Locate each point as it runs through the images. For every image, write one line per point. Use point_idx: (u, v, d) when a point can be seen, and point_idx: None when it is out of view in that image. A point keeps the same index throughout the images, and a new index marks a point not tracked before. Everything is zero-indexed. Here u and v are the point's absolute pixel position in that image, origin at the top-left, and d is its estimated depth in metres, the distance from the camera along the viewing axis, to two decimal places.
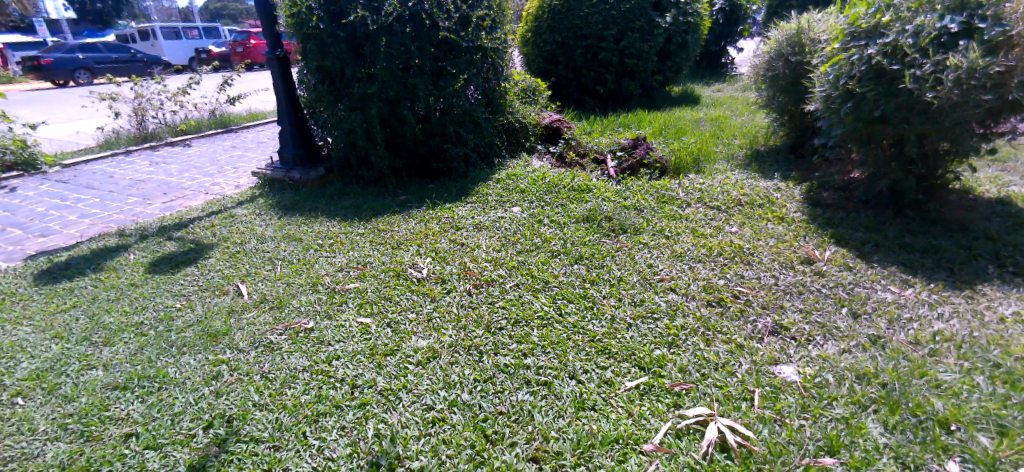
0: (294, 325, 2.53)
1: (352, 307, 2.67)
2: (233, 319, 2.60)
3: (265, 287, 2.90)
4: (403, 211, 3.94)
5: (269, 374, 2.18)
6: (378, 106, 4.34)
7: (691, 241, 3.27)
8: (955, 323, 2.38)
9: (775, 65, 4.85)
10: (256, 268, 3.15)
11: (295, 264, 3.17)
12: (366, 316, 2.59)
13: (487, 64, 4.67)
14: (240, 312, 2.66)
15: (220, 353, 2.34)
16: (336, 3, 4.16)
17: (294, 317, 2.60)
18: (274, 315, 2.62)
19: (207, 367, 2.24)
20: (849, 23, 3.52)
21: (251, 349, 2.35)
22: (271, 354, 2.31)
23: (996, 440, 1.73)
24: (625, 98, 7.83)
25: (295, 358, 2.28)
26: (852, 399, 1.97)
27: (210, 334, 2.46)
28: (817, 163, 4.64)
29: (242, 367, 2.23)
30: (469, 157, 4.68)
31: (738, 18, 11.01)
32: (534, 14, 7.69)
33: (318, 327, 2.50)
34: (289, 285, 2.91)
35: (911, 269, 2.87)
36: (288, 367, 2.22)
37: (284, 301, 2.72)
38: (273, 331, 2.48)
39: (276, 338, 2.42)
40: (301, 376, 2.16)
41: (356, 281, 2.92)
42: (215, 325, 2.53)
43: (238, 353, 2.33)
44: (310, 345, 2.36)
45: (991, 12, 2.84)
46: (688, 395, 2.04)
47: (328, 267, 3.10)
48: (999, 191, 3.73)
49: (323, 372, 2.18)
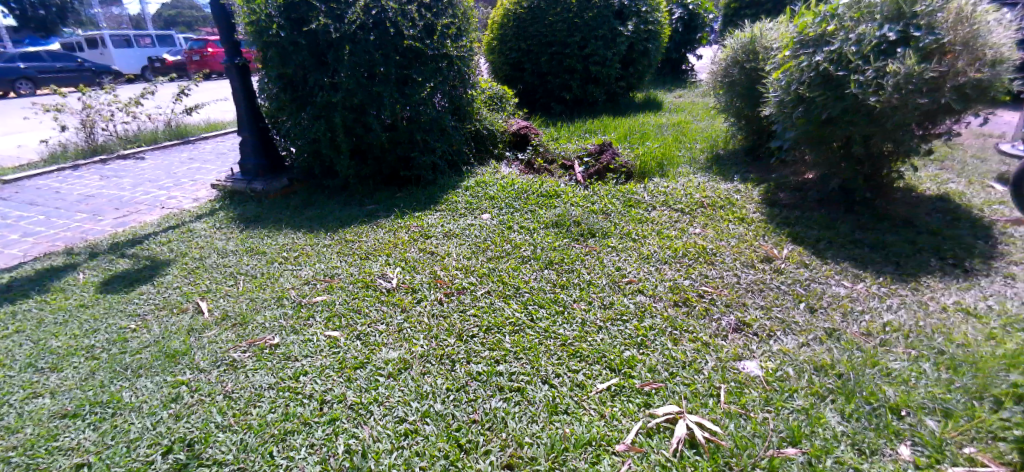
0: (259, 341, 2.46)
1: (319, 321, 2.62)
2: (193, 338, 2.51)
3: (227, 303, 2.82)
4: (371, 221, 3.90)
5: (232, 393, 2.12)
6: (342, 114, 4.28)
7: (657, 243, 3.35)
8: (902, 314, 2.52)
9: (731, 72, 5.07)
10: (216, 284, 3.05)
11: (258, 279, 3.09)
12: (334, 329, 2.55)
13: (453, 72, 4.69)
14: (200, 331, 2.57)
15: (179, 374, 2.26)
16: (297, 10, 4.08)
17: (258, 333, 2.53)
18: (238, 332, 2.55)
19: (165, 390, 2.16)
20: (798, 32, 3.68)
21: (213, 368, 2.28)
22: (234, 373, 2.25)
23: (941, 423, 1.84)
24: (591, 104, 7.97)
25: (260, 375, 2.22)
26: (811, 391, 2.06)
27: (168, 354, 2.37)
28: (773, 166, 4.83)
29: (202, 387, 2.15)
30: (438, 165, 4.69)
31: (696, 26, 11.36)
32: (500, 22, 7.77)
33: (284, 343, 2.44)
34: (252, 301, 2.83)
35: (862, 264, 3.02)
36: (252, 386, 2.16)
37: (247, 318, 2.64)
38: (236, 348, 2.41)
39: (240, 355, 2.36)
40: (266, 395, 2.11)
41: (324, 294, 2.87)
42: (174, 345, 2.44)
43: (198, 374, 2.25)
44: (275, 361, 2.31)
45: (925, 22, 3.06)
46: (657, 394, 2.09)
47: (293, 281, 3.04)
48: (938, 188, 3.97)
49: (290, 389, 2.13)
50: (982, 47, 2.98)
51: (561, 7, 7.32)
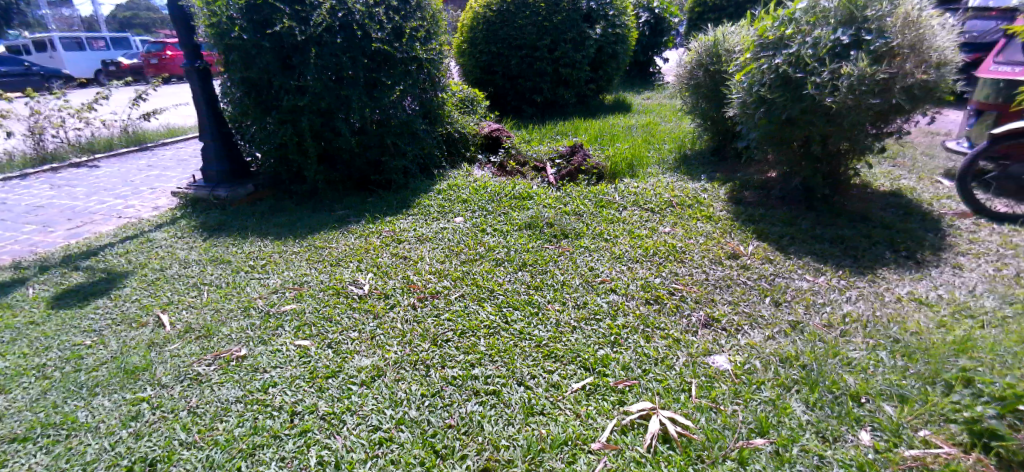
0: (225, 353, 2.40)
1: (288, 330, 2.57)
2: (153, 352, 2.43)
3: (190, 315, 2.74)
4: (341, 226, 3.84)
5: (197, 409, 2.06)
6: (310, 118, 4.21)
7: (628, 243, 3.40)
8: (860, 305, 2.63)
9: (696, 74, 5.21)
10: (179, 295, 2.96)
11: (223, 289, 3.01)
12: (304, 339, 2.50)
13: (423, 74, 4.67)
14: (161, 345, 2.49)
15: (139, 390, 2.18)
16: (260, 12, 3.98)
17: (224, 345, 2.47)
18: (202, 344, 2.48)
19: (124, 408, 2.08)
20: (758, 35, 3.78)
21: (176, 383, 2.21)
22: (199, 387, 2.19)
23: (898, 408, 1.93)
24: (562, 106, 8.05)
25: (226, 388, 2.17)
26: (777, 382, 2.13)
27: (127, 371, 2.29)
28: (738, 165, 4.97)
29: (165, 404, 2.09)
30: (409, 169, 4.65)
31: (662, 30, 11.59)
32: (469, 25, 7.77)
33: (252, 354, 2.39)
34: (217, 312, 2.75)
35: (822, 258, 3.14)
36: (218, 400, 2.11)
37: (212, 330, 2.57)
38: (200, 362, 2.35)
39: (204, 369, 2.29)
40: (233, 409, 2.06)
41: (293, 302, 2.82)
42: (133, 361, 2.36)
43: (160, 390, 2.18)
44: (242, 373, 2.26)
45: (876, 26, 3.21)
46: (631, 391, 2.13)
47: (260, 290, 2.97)
48: (892, 184, 4.16)
49: (259, 402, 2.09)
50: (927, 50, 3.16)
51: (530, 10, 7.36)
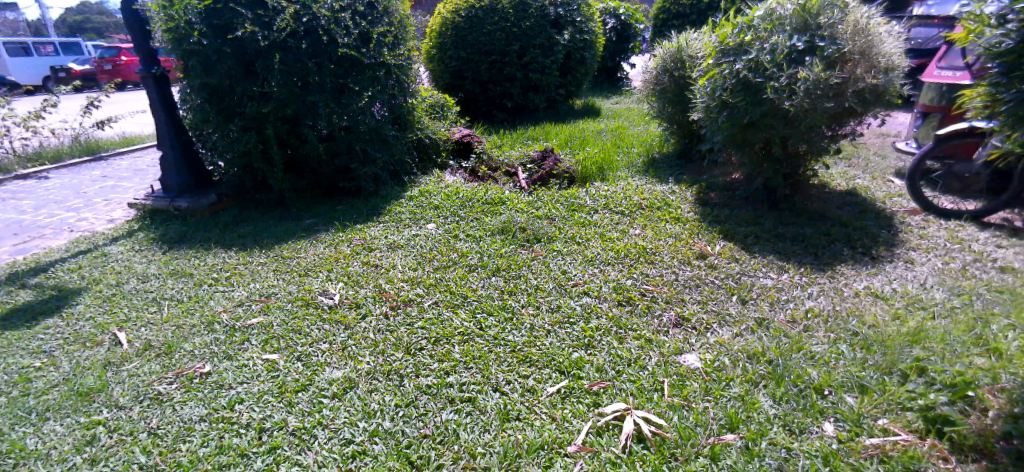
0: (187, 370, 2.33)
1: (255, 344, 2.51)
2: (109, 372, 2.34)
3: (149, 333, 2.64)
4: (310, 236, 3.78)
5: (157, 430, 1.99)
6: (275, 125, 4.14)
7: (600, 245, 3.45)
8: (822, 300, 2.73)
9: (661, 79, 5.33)
10: (137, 312, 2.86)
11: (185, 303, 2.91)
12: (272, 352, 2.44)
13: (391, 80, 4.65)
14: (118, 364, 2.39)
15: (94, 413, 2.09)
16: (220, 17, 3.89)
17: (186, 362, 2.39)
18: (162, 362, 2.39)
19: (78, 432, 1.99)
20: (720, 41, 3.90)
21: (134, 403, 2.13)
22: (159, 407, 2.11)
23: (859, 399, 2.02)
24: (532, 111, 8.10)
25: (189, 407, 2.10)
26: (745, 378, 2.19)
27: (80, 393, 2.19)
28: (704, 167, 5.10)
29: (122, 426, 2.01)
30: (379, 176, 4.61)
31: (628, 36, 11.80)
32: (438, 30, 7.76)
33: (216, 370, 2.32)
34: (179, 328, 2.67)
35: (785, 256, 3.25)
36: (181, 420, 2.04)
37: (173, 347, 2.49)
38: (161, 380, 2.27)
39: (165, 388, 2.22)
40: (197, 428, 1.99)
41: (260, 315, 2.75)
42: (87, 382, 2.26)
43: (117, 411, 2.10)
44: (206, 391, 2.19)
45: (828, 33, 3.36)
46: (605, 393, 2.15)
47: (224, 303, 2.89)
48: (848, 183, 4.33)
49: (225, 420, 2.03)
50: (876, 56, 3.33)
51: (499, 16, 7.41)
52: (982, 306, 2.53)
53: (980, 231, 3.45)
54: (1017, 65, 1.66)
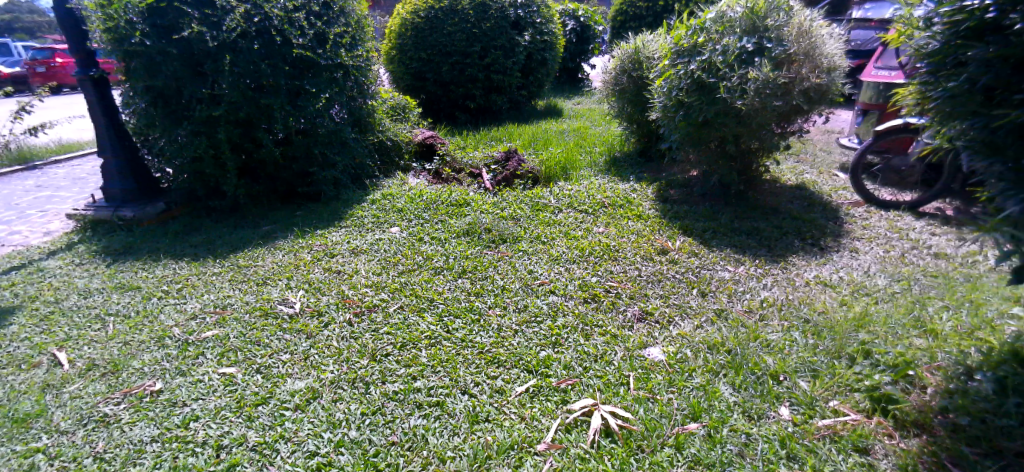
0: (136, 389, 2.23)
1: (211, 358, 2.42)
2: (49, 396, 2.21)
3: (93, 351, 2.51)
4: (267, 243, 3.68)
5: (104, 454, 1.90)
6: (227, 129, 3.99)
7: (565, 244, 3.49)
8: (776, 290, 2.86)
9: (620, 80, 5.45)
10: (79, 330, 2.71)
11: (132, 319, 2.78)
12: (229, 365, 2.37)
13: (350, 82, 4.58)
14: (58, 386, 2.27)
15: (32, 440, 1.98)
16: (164, 16, 3.73)
17: (135, 381, 2.29)
18: (108, 382, 2.28)
19: (14, 461, 1.88)
20: (675, 43, 4.01)
21: (77, 427, 2.03)
22: (105, 430, 2.01)
23: (811, 383, 2.12)
24: (495, 112, 8.12)
25: (139, 428, 2.01)
26: (706, 368, 2.26)
27: (16, 419, 2.06)
28: (664, 165, 5.24)
29: (65, 452, 1.90)
30: (339, 180, 4.53)
31: (588, 37, 11.96)
32: (397, 31, 7.68)
33: (168, 387, 2.23)
34: (126, 345, 2.55)
35: (741, 249, 3.38)
36: (130, 441, 1.95)
37: (119, 365, 2.37)
38: (107, 401, 2.16)
39: (112, 409, 2.12)
40: (149, 449, 1.91)
41: (215, 327, 2.66)
42: (23, 408, 2.13)
43: (59, 437, 1.99)
44: (158, 410, 2.10)
45: (775, 35, 3.52)
46: (573, 390, 2.19)
47: (176, 317, 2.77)
48: (798, 178, 4.54)
49: (179, 439, 1.95)
50: (820, 56, 3.52)
51: (459, 17, 7.39)
52: (919, 290, 2.70)
53: (916, 220, 3.67)
54: (942, 65, 1.80)
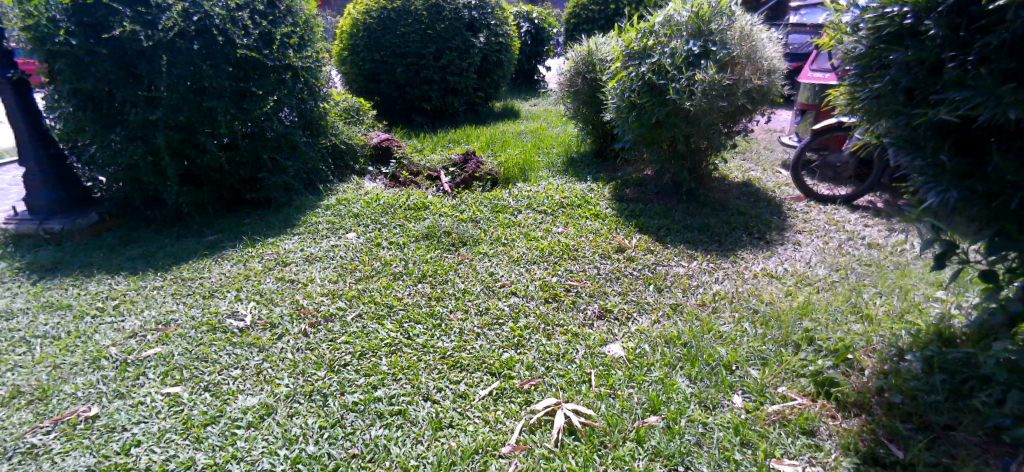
0: (69, 416, 2.09)
1: (153, 378, 2.31)
2: None
3: (18, 377, 2.34)
4: (214, 253, 3.53)
5: None
6: (165, 134, 3.76)
7: (525, 245, 3.52)
8: (727, 283, 2.98)
9: (575, 82, 5.55)
10: (2, 355, 2.52)
11: (63, 340, 2.61)
12: (173, 385, 2.27)
13: (299, 84, 4.47)
14: None
15: None
16: (91, 14, 3.50)
17: (67, 407, 2.15)
18: (36, 410, 2.13)
19: None
20: (626, 46, 4.12)
21: (2, 461, 1.89)
22: (34, 462, 1.88)
23: (762, 371, 2.22)
24: (451, 114, 8.09)
25: (74, 457, 1.89)
26: (664, 362, 2.34)
27: None
28: (619, 165, 5.36)
29: None
30: (290, 185, 4.40)
31: (543, 39, 12.07)
32: (349, 32, 7.53)
33: (105, 412, 2.11)
34: (56, 368, 2.39)
35: (694, 245, 3.50)
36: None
37: (49, 391, 2.22)
38: (35, 431, 2.02)
39: (40, 439, 1.98)
40: None
41: (158, 345, 2.53)
42: None
43: None
44: (94, 437, 1.99)
45: (719, 38, 3.67)
46: (536, 390, 2.22)
47: (113, 336, 2.61)
48: (744, 175, 4.74)
49: (118, 467, 1.85)
50: (762, 60, 3.71)
51: (412, 18, 7.33)
52: (856, 278, 2.88)
53: (852, 213, 3.91)
54: (869, 68, 1.92)
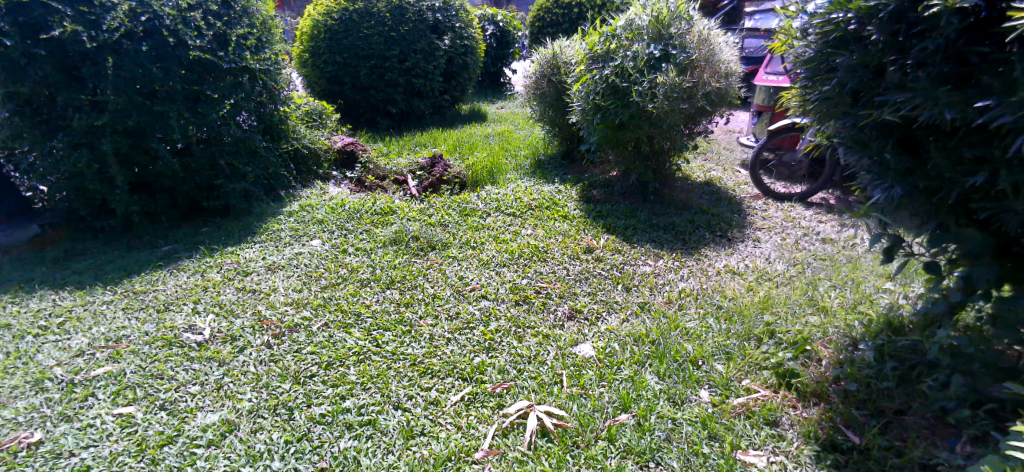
0: (9, 442, 1.97)
1: (102, 399, 2.20)
2: None
3: None
4: (169, 264, 3.40)
5: None
6: (112, 141, 3.60)
7: (494, 248, 3.53)
8: (691, 281, 3.06)
9: (540, 84, 5.59)
10: None
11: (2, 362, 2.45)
12: (126, 405, 2.17)
13: (257, 87, 4.35)
14: None
15: None
16: (26, 12, 3.25)
17: (7, 433, 2.02)
18: None
19: None
20: (589, 49, 4.18)
21: None
22: None
23: (726, 365, 2.29)
24: (417, 118, 8.02)
25: None
26: (634, 360, 2.38)
27: None
28: (586, 167, 5.43)
29: None
30: (250, 192, 4.28)
31: (508, 42, 12.10)
32: (309, 34, 7.37)
33: (50, 437, 2.00)
34: None
35: (659, 244, 3.58)
36: None
37: None
38: None
39: None
40: None
41: (108, 364, 2.41)
42: None
43: None
44: (39, 464, 1.88)
45: (678, 42, 3.76)
46: (508, 393, 2.22)
47: (57, 356, 2.47)
48: (706, 175, 4.87)
49: None
50: (720, 63, 3.83)
51: (375, 20, 7.24)
52: (811, 272, 3.00)
53: (807, 209, 4.07)
54: (818, 71, 2.00)
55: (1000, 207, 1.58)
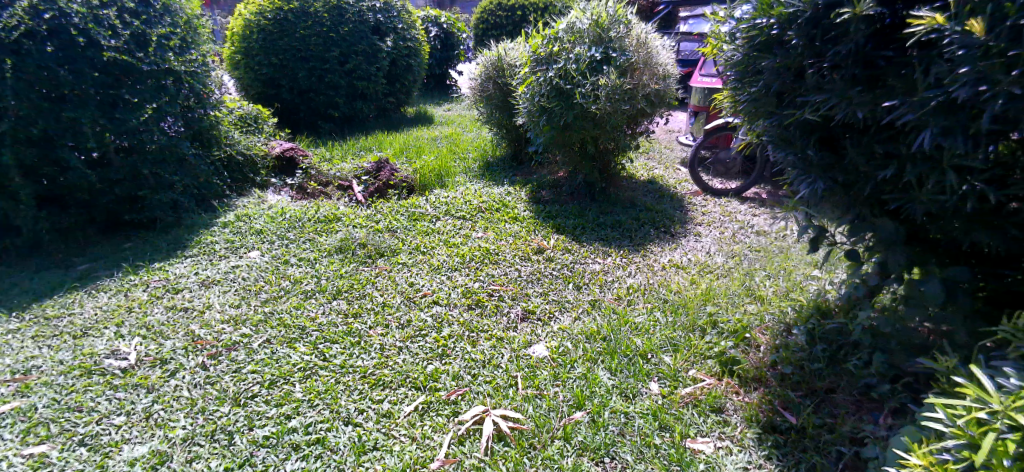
0: None
1: (10, 439, 2.00)
2: None
3: None
4: (87, 284, 3.14)
5: None
6: (15, 151, 3.29)
7: (445, 252, 3.49)
8: (639, 277, 3.15)
9: (486, 86, 5.58)
10: None
11: None
12: (39, 443, 1.98)
13: (183, 90, 4.11)
14: None
15: None
16: None
17: None
18: None
19: None
20: (532, 51, 4.21)
21: None
22: None
23: (673, 357, 2.37)
24: (361, 121, 7.82)
25: None
26: (586, 357, 2.41)
27: None
28: (534, 168, 5.47)
29: None
30: (179, 204, 4.03)
31: (452, 44, 12.02)
32: (241, 34, 7.03)
33: None
34: None
35: (607, 242, 3.66)
36: None
37: None
38: None
39: None
40: None
41: (16, 399, 2.20)
42: None
43: None
44: None
45: (616, 44, 3.86)
46: (463, 400, 2.20)
47: None
48: (648, 173, 5.02)
49: None
50: (657, 65, 3.97)
51: (313, 20, 7.02)
52: (749, 264, 3.16)
53: (742, 204, 4.28)
54: (745, 74, 2.10)
55: (905, 197, 1.72)
